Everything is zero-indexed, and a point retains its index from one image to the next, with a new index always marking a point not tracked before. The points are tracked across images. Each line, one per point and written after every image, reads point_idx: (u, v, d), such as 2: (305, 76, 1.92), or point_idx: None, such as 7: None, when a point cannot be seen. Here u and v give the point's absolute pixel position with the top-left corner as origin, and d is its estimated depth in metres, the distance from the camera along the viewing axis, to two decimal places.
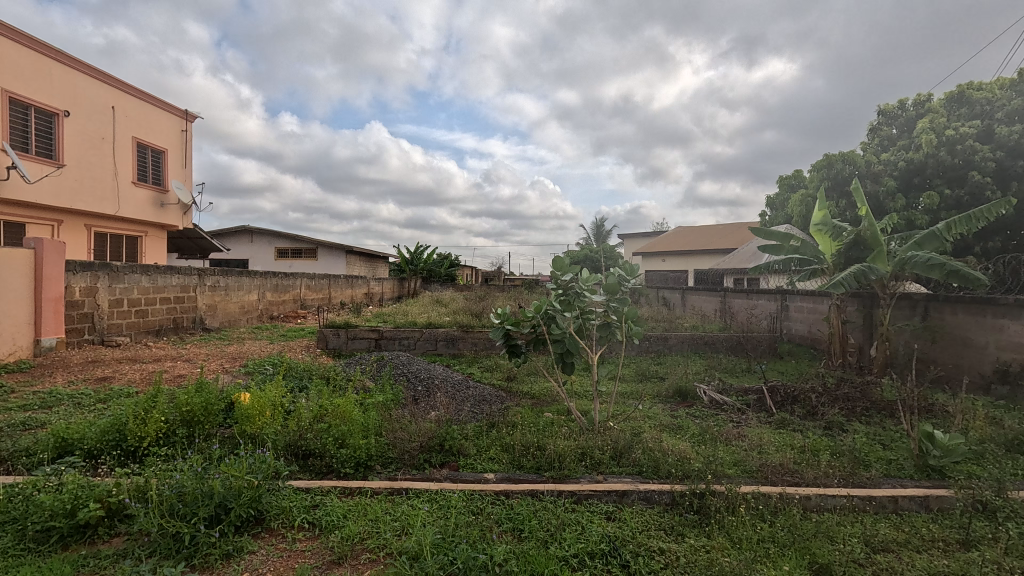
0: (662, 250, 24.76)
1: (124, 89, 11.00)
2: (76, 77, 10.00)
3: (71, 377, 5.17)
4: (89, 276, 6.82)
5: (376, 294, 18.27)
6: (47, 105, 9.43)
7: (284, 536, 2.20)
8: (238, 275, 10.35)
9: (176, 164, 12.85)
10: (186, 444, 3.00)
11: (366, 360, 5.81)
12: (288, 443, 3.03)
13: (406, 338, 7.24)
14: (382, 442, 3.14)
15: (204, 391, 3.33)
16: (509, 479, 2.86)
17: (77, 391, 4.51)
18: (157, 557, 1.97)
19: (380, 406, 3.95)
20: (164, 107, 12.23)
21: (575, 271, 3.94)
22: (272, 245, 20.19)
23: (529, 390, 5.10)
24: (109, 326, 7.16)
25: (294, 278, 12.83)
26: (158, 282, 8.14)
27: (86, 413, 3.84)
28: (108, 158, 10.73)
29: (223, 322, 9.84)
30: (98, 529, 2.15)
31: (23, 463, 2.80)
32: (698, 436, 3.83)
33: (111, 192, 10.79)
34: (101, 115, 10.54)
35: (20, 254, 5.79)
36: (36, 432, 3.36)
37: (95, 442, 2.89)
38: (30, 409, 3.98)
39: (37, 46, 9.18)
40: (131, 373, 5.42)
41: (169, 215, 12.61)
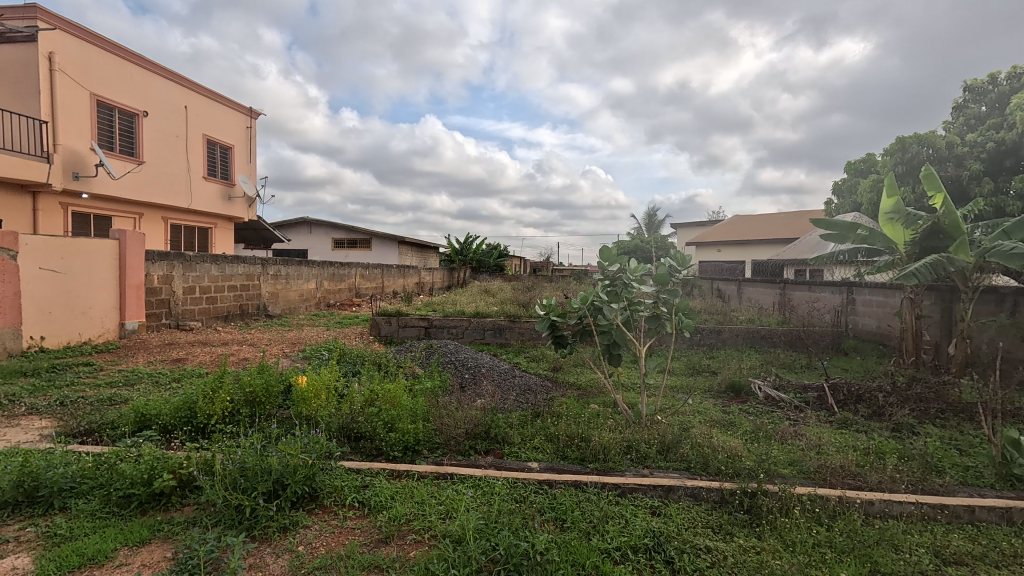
0: (717, 239, 23.81)
1: (193, 89, 11.67)
2: (153, 79, 10.68)
3: (151, 358, 5.61)
4: (166, 266, 7.35)
5: (426, 283, 18.64)
6: (128, 106, 10.16)
7: (336, 514, 2.31)
8: (298, 265, 10.84)
9: (242, 158, 13.58)
10: (249, 423, 3.20)
11: (416, 347, 5.97)
12: (341, 426, 3.16)
13: (454, 327, 7.35)
14: (430, 428, 3.21)
15: (265, 375, 3.55)
16: (553, 469, 2.86)
17: (154, 370, 4.90)
18: (221, 526, 2.11)
19: (427, 393, 4.04)
20: (231, 104, 12.91)
21: (623, 262, 3.86)
22: (329, 235, 21.03)
23: (575, 381, 5.08)
24: (183, 311, 7.71)
25: (349, 267, 13.34)
26: (226, 271, 8.66)
27: (163, 391, 4.18)
28: (181, 154, 11.46)
29: (283, 309, 10.36)
30: (171, 497, 2.32)
31: (109, 435, 3.09)
32: (750, 433, 3.67)
33: (183, 186, 11.56)
34: (174, 114, 11.25)
35: (104, 245, 6.30)
36: (120, 406, 3.69)
37: (170, 418, 3.14)
38: (116, 385, 4.38)
39: (119, 51, 9.85)
40: (201, 355, 5.82)
41: (236, 207, 13.38)
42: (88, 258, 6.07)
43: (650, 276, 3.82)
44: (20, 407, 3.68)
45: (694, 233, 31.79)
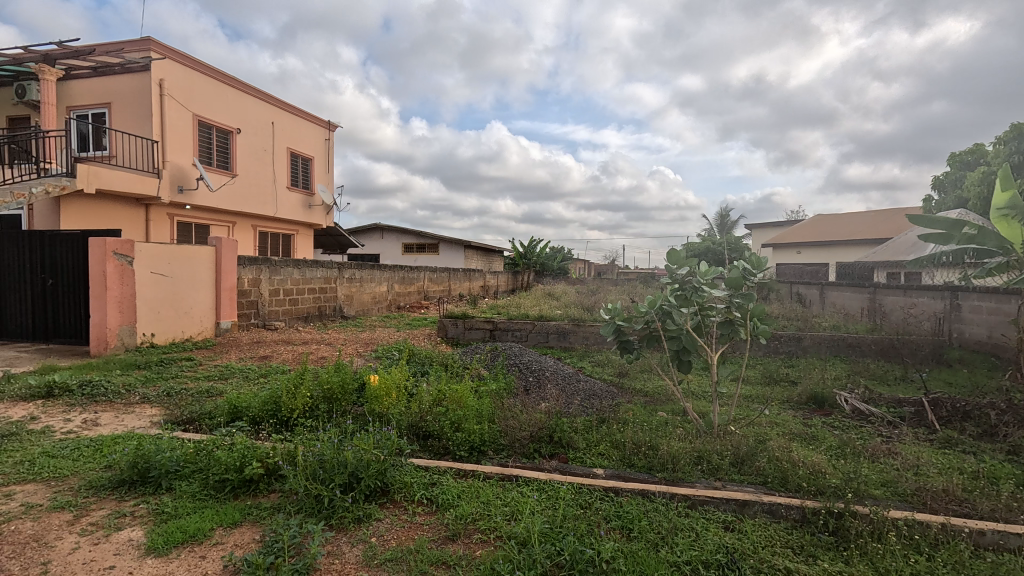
0: (797, 241, 22.33)
1: (280, 106, 12.59)
2: (245, 99, 11.65)
3: (242, 354, 6.10)
4: (255, 270, 7.98)
5: (491, 286, 18.91)
6: (224, 124, 11.12)
7: (406, 509, 2.40)
8: (371, 269, 11.38)
9: (321, 169, 14.48)
10: (327, 417, 3.40)
11: (481, 349, 6.07)
12: (411, 424, 3.27)
13: (519, 330, 7.40)
14: (495, 429, 3.25)
15: (341, 373, 3.76)
16: (619, 476, 2.80)
17: (244, 366, 5.31)
18: (303, 513, 2.25)
19: (492, 394, 4.09)
20: (312, 119, 13.80)
21: (693, 265, 3.72)
22: (399, 240, 21.89)
23: (642, 387, 4.95)
24: (269, 312, 8.32)
25: (418, 271, 13.81)
26: (307, 275, 9.25)
27: (252, 385, 4.53)
28: (268, 167, 12.41)
29: (357, 311, 10.90)
30: (259, 484, 2.51)
31: (207, 424, 3.39)
32: (836, 449, 3.41)
33: (270, 196, 12.50)
34: (263, 130, 12.20)
35: (203, 251, 6.94)
36: (215, 398, 4.05)
37: (258, 410, 3.39)
38: (212, 379, 4.81)
39: (218, 75, 10.82)
40: (285, 353, 6.25)
41: (315, 215, 14.27)
42: (190, 262, 6.72)
43: (722, 280, 3.66)
44: (134, 397, 4.12)
45: (771, 233, 30.00)
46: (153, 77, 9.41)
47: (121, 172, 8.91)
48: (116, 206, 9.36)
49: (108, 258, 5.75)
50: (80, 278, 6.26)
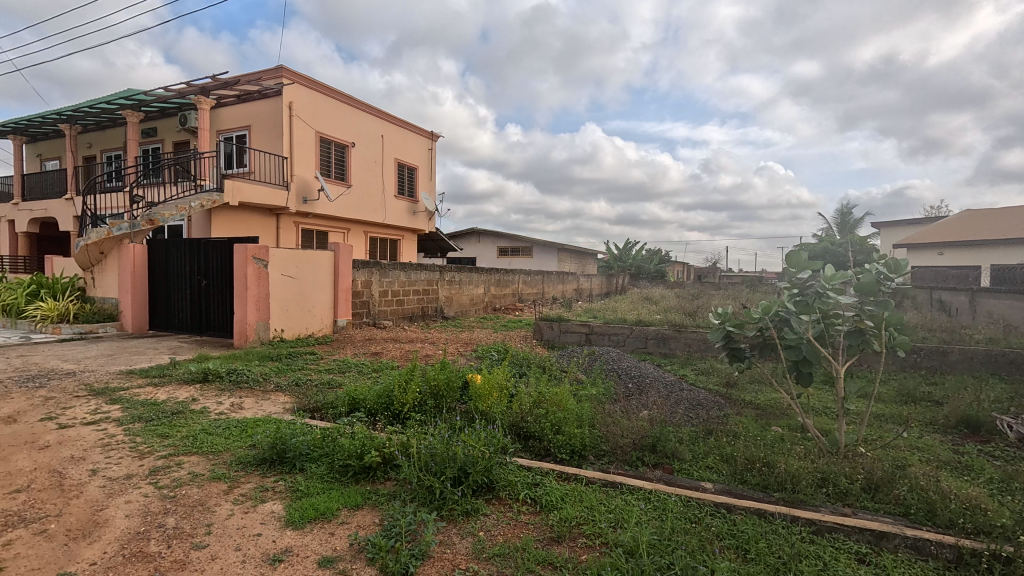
0: (938, 240, 19.52)
1: (388, 120, 13.52)
2: (359, 115, 12.66)
3: (356, 350, 6.63)
4: (366, 272, 8.62)
5: (585, 289, 18.74)
6: (342, 139, 12.17)
7: (511, 507, 2.46)
8: (469, 271, 11.80)
9: (424, 178, 15.30)
10: (434, 413, 3.58)
11: (578, 353, 6.04)
12: (513, 424, 3.35)
13: (616, 334, 7.26)
14: (595, 434, 3.22)
15: (447, 372, 3.95)
16: (731, 493, 2.64)
17: (358, 362, 5.76)
18: (417, 501, 2.40)
19: (592, 398, 4.06)
20: (417, 130, 14.65)
21: (816, 268, 3.41)
22: (495, 244, 22.44)
23: (753, 399, 4.62)
24: (379, 311, 8.95)
25: (513, 274, 14.08)
26: (412, 277, 9.82)
27: (366, 379, 4.91)
28: (378, 177, 13.37)
29: (456, 312, 11.36)
30: (377, 471, 2.71)
31: (331, 413, 3.74)
32: (998, 482, 2.93)
33: (380, 204, 13.46)
34: (374, 143, 13.18)
35: (324, 255, 7.66)
36: (336, 390, 4.45)
37: (373, 403, 3.67)
38: (332, 372, 5.28)
39: (337, 95, 11.88)
40: (394, 350, 6.68)
41: (419, 221, 15.11)
42: (313, 265, 7.44)
43: (852, 285, 3.30)
44: (270, 385, 4.65)
45: (904, 232, 26.53)
46: (283, 100, 10.56)
47: (258, 186, 10.11)
48: (253, 216, 10.63)
49: (248, 261, 6.56)
50: (226, 279, 7.20)
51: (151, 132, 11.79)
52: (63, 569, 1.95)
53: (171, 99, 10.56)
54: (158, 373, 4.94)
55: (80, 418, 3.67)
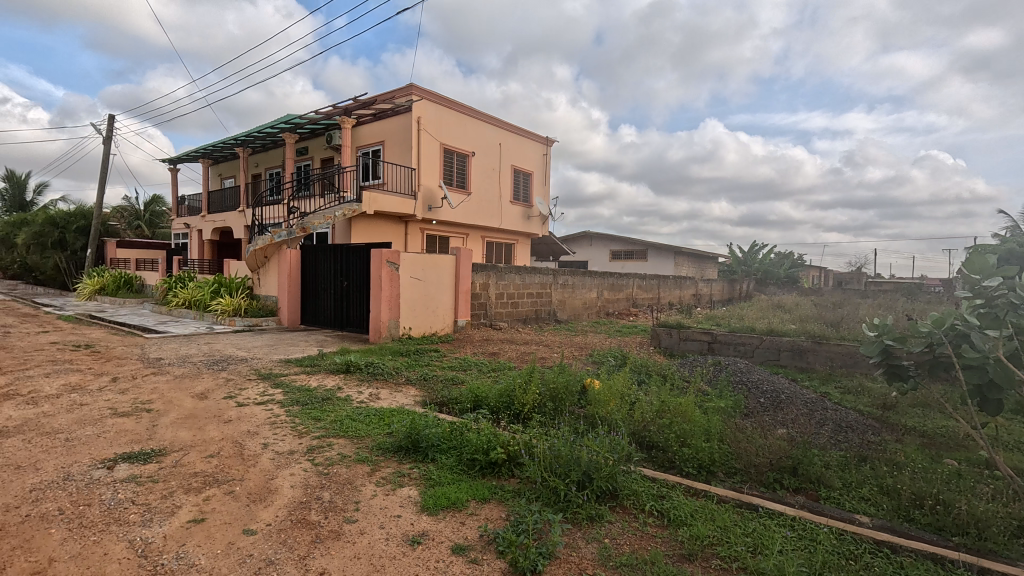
0: None
1: (506, 128, 13.97)
2: (479, 125, 13.25)
3: (475, 350, 6.94)
4: (484, 275, 8.98)
5: (704, 295, 17.68)
6: (463, 149, 12.83)
7: (636, 517, 2.39)
8: (582, 275, 11.76)
9: (539, 182, 15.55)
10: (553, 416, 3.62)
11: (701, 362, 5.72)
12: (635, 432, 3.26)
13: (743, 344, 6.75)
14: (726, 450, 3.02)
15: (565, 376, 3.98)
16: (895, 531, 2.31)
17: (478, 361, 6.02)
18: (541, 501, 2.44)
19: (720, 411, 3.81)
20: (532, 137, 14.95)
21: (1007, 275, 2.87)
22: (608, 247, 22.07)
23: (917, 425, 4.01)
24: (495, 313, 9.27)
25: (627, 278, 13.74)
26: (526, 280, 10.04)
27: (487, 378, 5.11)
28: (495, 184, 13.87)
29: (569, 316, 11.38)
30: (501, 468, 2.80)
31: (456, 408, 3.95)
32: None
33: (496, 209, 13.96)
34: (492, 151, 13.70)
35: (447, 259, 8.12)
36: (459, 387, 4.69)
37: (495, 401, 3.81)
38: (454, 369, 5.59)
39: (459, 108, 12.56)
40: (510, 351, 6.88)
41: (533, 225, 15.39)
42: (436, 268, 7.93)
43: None
44: (402, 378, 5.05)
45: None
46: (412, 115, 11.41)
47: (389, 195, 11.03)
48: (385, 223, 11.63)
49: (382, 264, 7.19)
50: (363, 281, 7.96)
51: (303, 152, 13.45)
52: (247, 526, 2.29)
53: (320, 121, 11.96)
54: (310, 363, 5.62)
55: (253, 398, 4.29)
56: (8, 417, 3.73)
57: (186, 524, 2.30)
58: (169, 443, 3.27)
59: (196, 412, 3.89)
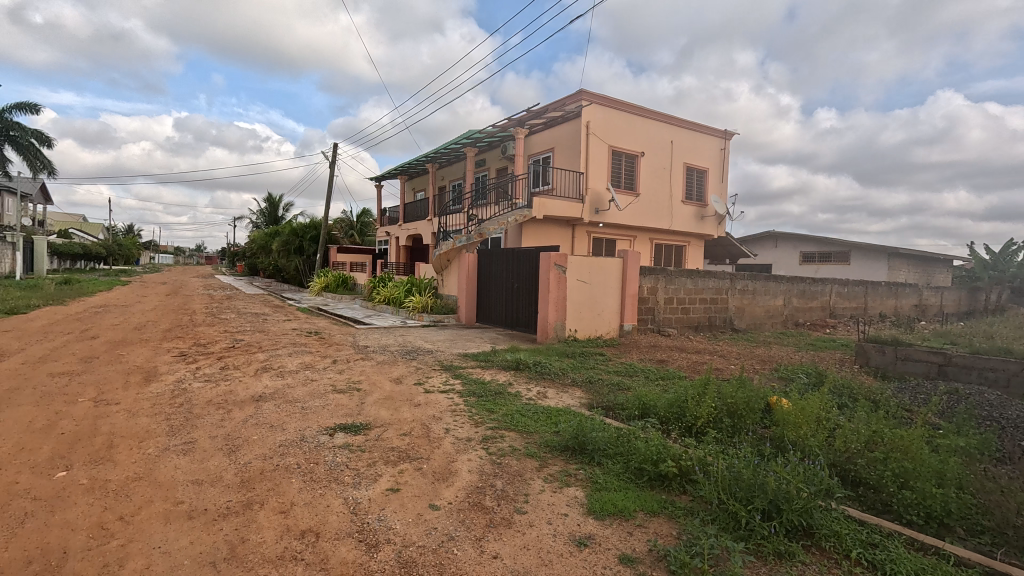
0: None
1: (678, 124, 13.30)
2: (649, 124, 12.84)
3: (642, 356, 6.72)
4: (653, 279, 8.63)
5: (932, 306, 14.45)
6: (632, 150, 12.56)
7: (838, 563, 2.05)
8: (766, 280, 10.57)
9: (715, 179, 14.42)
10: (731, 434, 3.31)
11: (928, 388, 4.69)
12: (836, 464, 2.80)
13: (992, 370, 5.35)
14: (968, 501, 2.41)
15: (746, 392, 3.62)
16: None
17: (646, 367, 5.80)
18: (718, 525, 2.25)
19: (957, 450, 3.07)
20: (708, 131, 13.95)
21: None
22: (798, 249, 19.47)
23: None
24: (664, 319, 8.84)
25: (823, 284, 11.92)
26: (700, 285, 9.38)
27: (655, 386, 4.91)
28: (666, 183, 13.28)
29: (749, 325, 10.33)
30: (673, 482, 2.66)
31: (623, 415, 3.87)
32: None
33: (667, 210, 13.36)
34: (663, 150, 13.15)
35: (614, 262, 8.02)
36: (626, 392, 4.59)
37: (665, 412, 3.63)
38: (620, 374, 5.48)
39: (628, 108, 12.34)
40: (681, 360, 6.50)
41: (707, 225, 14.35)
42: (603, 271, 7.89)
43: None
44: (568, 379, 5.14)
45: None
46: (582, 120, 11.56)
47: (558, 200, 11.34)
48: (553, 227, 11.99)
49: (550, 267, 7.43)
50: (532, 283, 8.31)
51: (481, 164, 14.60)
52: (433, 502, 2.55)
53: (496, 134, 12.84)
54: (484, 358, 6.05)
55: (437, 386, 4.79)
56: (266, 386, 4.77)
57: (386, 491, 2.66)
58: (373, 419, 3.84)
59: (392, 395, 4.49)
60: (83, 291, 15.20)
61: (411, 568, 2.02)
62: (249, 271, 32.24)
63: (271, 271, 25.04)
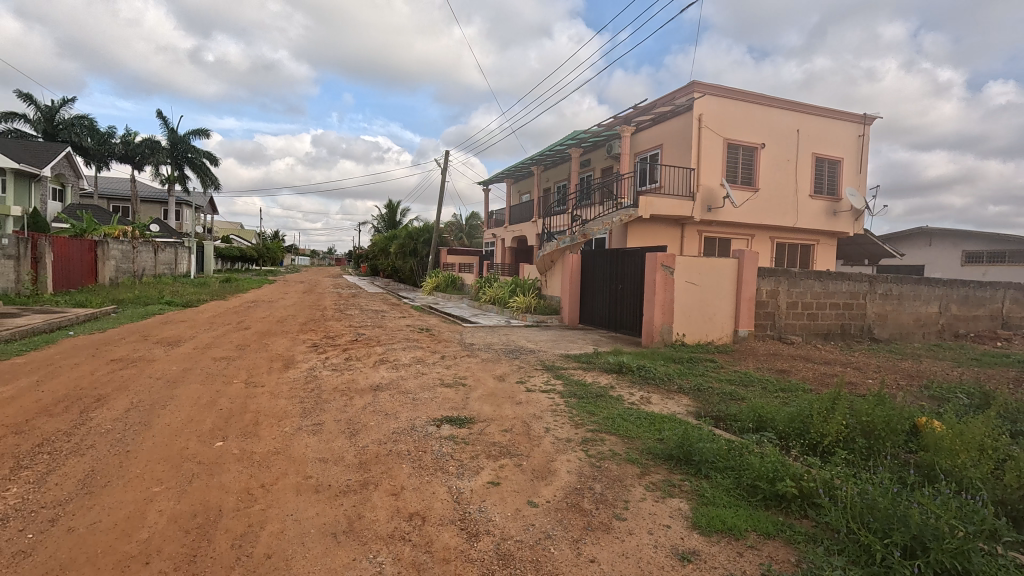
0: None
1: (805, 111, 12.07)
2: (771, 113, 11.81)
3: (760, 364, 6.20)
4: (773, 282, 7.91)
5: None
6: (751, 141, 11.63)
7: None
8: (916, 283, 9.18)
9: (851, 170, 12.84)
10: (866, 457, 2.93)
11: None
12: (1004, 502, 2.36)
13: None
14: None
15: (885, 411, 3.18)
16: None
17: (763, 377, 5.34)
18: (846, 558, 2.00)
19: None
20: (842, 116, 12.47)
21: None
22: (959, 247, 16.65)
23: None
24: (786, 325, 8.07)
25: (993, 288, 10.06)
26: (830, 288, 8.41)
27: (774, 397, 4.51)
28: (791, 177, 12.12)
29: (892, 334, 9.05)
30: (792, 505, 2.42)
31: (735, 427, 3.60)
32: None
33: (791, 206, 12.18)
34: (788, 140, 12.01)
35: (728, 263, 7.49)
36: (739, 403, 4.27)
37: (784, 426, 3.32)
38: (733, 383, 5.10)
39: (747, 97, 11.46)
40: (805, 371, 5.88)
41: (841, 222, 12.83)
42: (715, 273, 7.41)
43: None
44: (674, 385, 4.91)
45: None
46: (693, 114, 10.96)
47: (666, 199, 10.87)
48: (661, 227, 11.51)
49: (656, 268, 7.15)
50: (638, 285, 8.05)
51: (586, 164, 14.48)
52: (531, 498, 2.59)
53: (602, 133, 12.65)
54: (586, 360, 5.99)
55: (538, 385, 4.85)
56: (382, 377, 5.18)
57: (486, 484, 2.75)
58: (476, 413, 3.99)
59: (495, 392, 4.63)
60: (240, 288, 17.69)
61: (509, 561, 2.07)
62: (371, 271, 35.18)
63: (389, 272, 27.11)
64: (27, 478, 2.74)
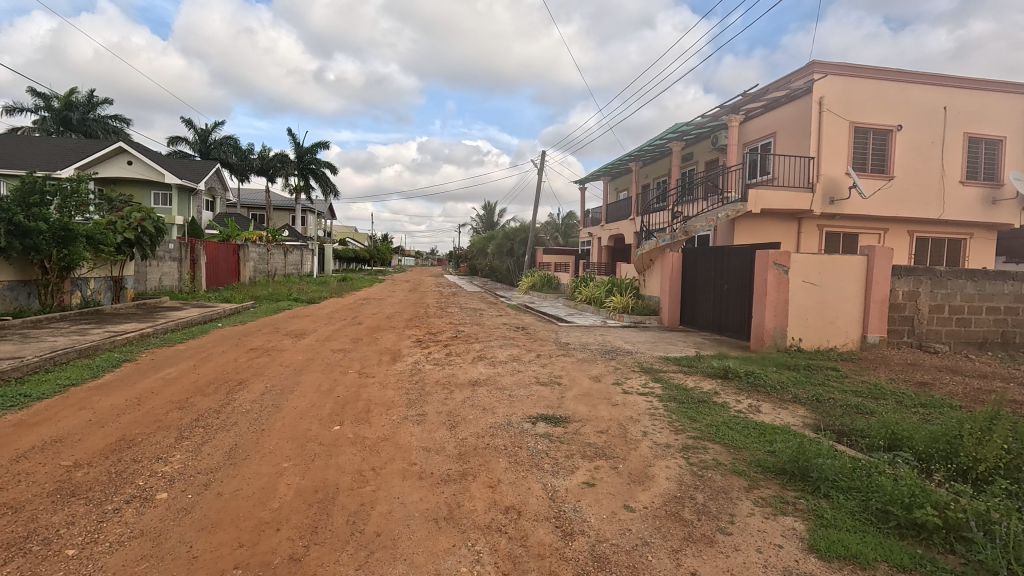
0: None
1: (954, 84, 10.45)
2: (910, 90, 10.38)
3: (894, 375, 5.48)
4: (913, 282, 6.95)
5: None
6: (884, 124, 10.32)
7: None
8: None
9: (1017, 150, 10.87)
10: None
11: None
12: None
13: None
14: None
15: None
16: None
17: (898, 389, 4.71)
18: None
19: None
20: (1005, 87, 10.60)
21: None
22: None
23: None
24: (928, 332, 7.05)
25: None
26: (987, 290, 7.19)
27: (911, 413, 3.97)
28: (935, 161, 10.56)
29: None
30: (934, 537, 2.12)
31: (862, 444, 3.22)
32: None
33: (936, 194, 10.62)
34: (931, 120, 10.48)
35: (854, 261, 6.71)
36: (868, 417, 3.82)
37: (923, 447, 2.91)
38: (860, 395, 4.56)
39: (878, 75, 10.19)
40: (953, 384, 5.10)
41: (1002, 212, 10.93)
42: (839, 272, 6.67)
43: None
44: (788, 394, 4.52)
45: None
46: (813, 97, 9.98)
47: (780, 191, 10.00)
48: (774, 222, 10.62)
49: (768, 267, 6.62)
50: (747, 284, 7.51)
51: (689, 158, 13.79)
52: (627, 502, 2.53)
53: (706, 125, 11.97)
54: (687, 364, 5.72)
55: (636, 388, 4.72)
56: (480, 373, 5.35)
57: (581, 484, 2.74)
58: (571, 413, 3.98)
59: (591, 392, 4.58)
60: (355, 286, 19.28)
61: (604, 564, 2.04)
62: (470, 271, 36.46)
63: (487, 271, 27.89)
64: (188, 446, 3.23)
